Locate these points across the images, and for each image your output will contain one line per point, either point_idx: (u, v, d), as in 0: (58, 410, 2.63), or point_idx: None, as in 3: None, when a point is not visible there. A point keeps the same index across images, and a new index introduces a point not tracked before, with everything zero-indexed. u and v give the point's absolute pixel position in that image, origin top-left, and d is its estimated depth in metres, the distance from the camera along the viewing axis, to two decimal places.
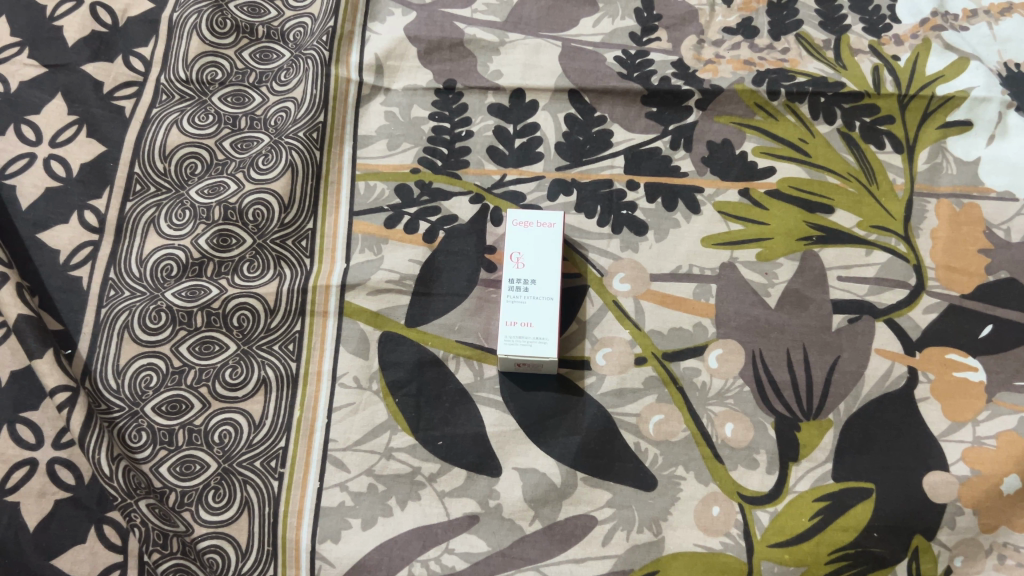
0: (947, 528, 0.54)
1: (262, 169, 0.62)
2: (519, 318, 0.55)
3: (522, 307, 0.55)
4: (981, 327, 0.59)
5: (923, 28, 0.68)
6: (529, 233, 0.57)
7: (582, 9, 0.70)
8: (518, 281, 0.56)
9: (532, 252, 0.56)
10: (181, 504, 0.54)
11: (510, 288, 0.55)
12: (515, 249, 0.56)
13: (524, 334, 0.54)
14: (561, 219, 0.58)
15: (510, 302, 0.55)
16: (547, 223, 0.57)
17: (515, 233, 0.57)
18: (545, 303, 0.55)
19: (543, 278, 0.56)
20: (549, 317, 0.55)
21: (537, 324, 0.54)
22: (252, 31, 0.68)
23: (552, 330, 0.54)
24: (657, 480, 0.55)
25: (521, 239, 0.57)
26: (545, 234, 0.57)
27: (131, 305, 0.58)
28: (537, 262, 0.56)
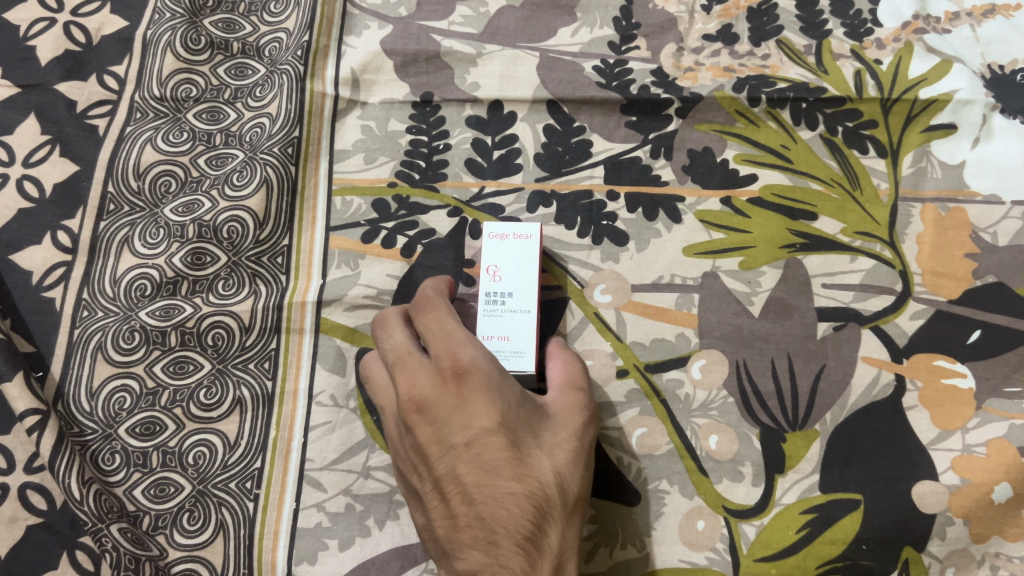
0: (938, 539, 0.52)
1: (236, 186, 0.61)
2: (495, 332, 0.53)
3: (499, 322, 0.54)
4: (969, 332, 0.58)
5: (905, 31, 0.67)
6: (505, 245, 0.56)
7: (560, 19, 0.69)
8: (495, 295, 0.54)
9: (509, 266, 0.55)
10: (155, 528, 0.52)
11: (486, 302, 0.54)
12: (491, 263, 0.56)
13: (501, 347, 0.53)
14: (538, 231, 0.57)
15: (486, 316, 0.54)
16: (524, 235, 0.57)
17: (491, 245, 0.56)
18: (521, 316, 0.53)
19: (520, 291, 0.54)
20: (526, 329, 0.53)
21: (514, 337, 0.53)
22: (226, 47, 0.67)
23: (529, 343, 0.53)
24: (640, 495, 0.54)
25: (497, 251, 0.56)
26: (522, 245, 0.56)
27: (104, 326, 0.57)
28: (515, 275, 0.55)
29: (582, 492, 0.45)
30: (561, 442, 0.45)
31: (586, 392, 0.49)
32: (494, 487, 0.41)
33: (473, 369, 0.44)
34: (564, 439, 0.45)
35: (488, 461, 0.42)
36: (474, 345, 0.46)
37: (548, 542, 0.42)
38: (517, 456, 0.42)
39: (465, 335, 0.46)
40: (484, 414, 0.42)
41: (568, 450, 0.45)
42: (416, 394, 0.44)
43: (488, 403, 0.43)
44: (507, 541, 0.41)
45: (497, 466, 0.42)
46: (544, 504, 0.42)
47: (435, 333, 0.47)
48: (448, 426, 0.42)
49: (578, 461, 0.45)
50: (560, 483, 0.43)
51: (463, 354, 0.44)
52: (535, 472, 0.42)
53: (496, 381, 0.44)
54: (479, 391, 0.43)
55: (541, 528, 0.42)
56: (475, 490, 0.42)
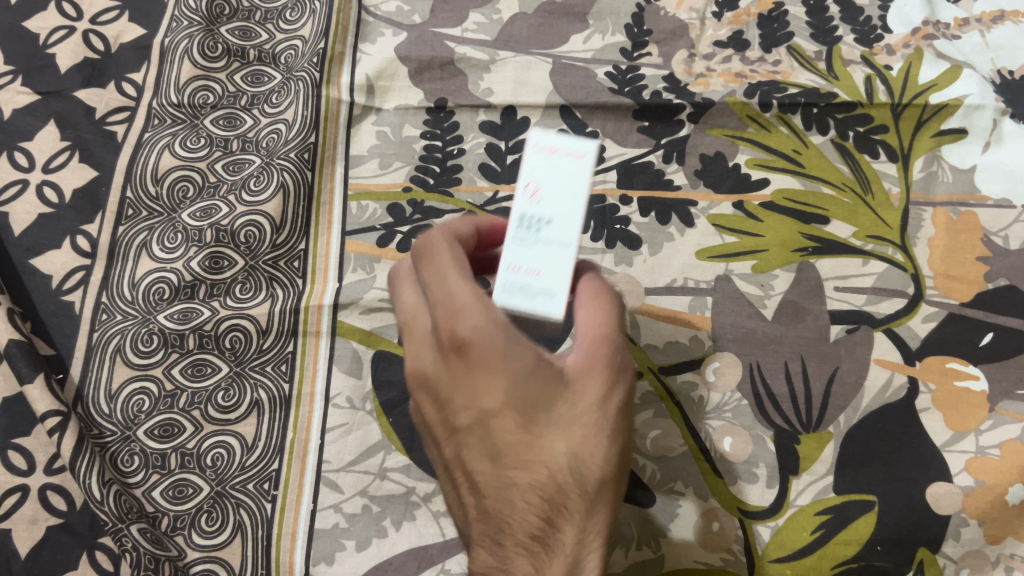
0: (953, 540, 0.52)
1: (254, 191, 0.62)
2: (524, 263, 0.38)
3: (530, 252, 0.38)
4: (982, 335, 0.58)
5: (915, 37, 0.68)
6: (552, 159, 0.39)
7: (572, 26, 0.70)
8: (529, 219, 0.39)
9: (554, 180, 0.39)
10: (173, 529, 0.53)
11: (518, 222, 0.39)
12: (532, 172, 0.39)
13: (526, 284, 0.38)
14: (597, 148, 0.39)
15: (513, 244, 0.39)
16: (578, 151, 0.39)
17: (534, 155, 0.39)
18: (559, 250, 0.38)
19: (562, 216, 0.38)
20: (564, 269, 0.38)
21: (545, 275, 0.38)
22: (243, 55, 0.68)
23: (564, 287, 0.38)
24: (656, 496, 0.55)
25: (542, 156, 0.39)
26: (573, 164, 0.39)
27: (123, 328, 0.58)
28: (560, 199, 0.39)
29: (610, 469, 0.41)
30: (579, 417, 0.40)
31: (616, 344, 0.42)
32: (500, 477, 0.40)
33: (473, 340, 0.38)
34: (586, 410, 0.40)
35: (494, 445, 0.39)
36: (476, 307, 0.38)
37: (560, 538, 0.41)
38: (525, 445, 0.39)
39: (468, 293, 0.39)
40: (490, 396, 0.39)
41: (588, 426, 0.40)
42: (419, 368, 0.41)
43: (496, 379, 0.38)
44: (515, 536, 0.41)
45: (500, 456, 0.39)
46: (554, 495, 0.40)
47: (436, 289, 0.40)
48: (451, 406, 0.40)
49: (600, 436, 0.40)
50: (574, 468, 0.40)
51: (462, 324, 0.38)
52: (546, 458, 0.39)
53: (504, 351, 0.38)
54: (483, 363, 0.38)
55: (552, 522, 0.40)
56: (481, 479, 0.41)
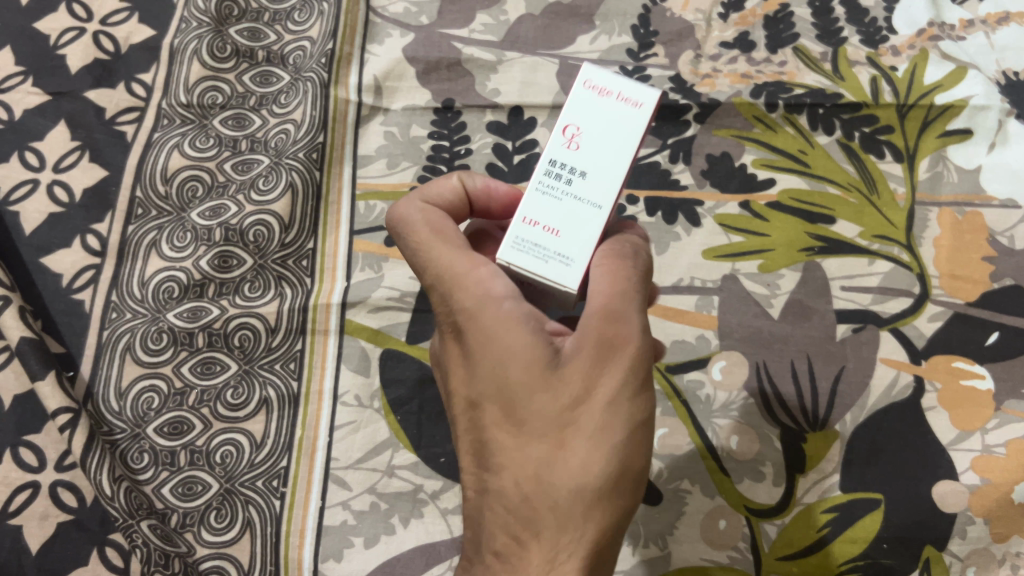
0: (959, 538, 0.52)
1: (263, 190, 0.62)
2: (544, 219, 0.39)
3: (555, 206, 0.39)
4: (987, 334, 0.58)
5: (920, 38, 0.68)
6: (603, 106, 0.39)
7: (579, 26, 0.70)
8: (561, 168, 0.39)
9: (595, 135, 0.39)
10: (183, 525, 0.53)
11: (548, 175, 0.39)
12: (573, 124, 0.39)
13: (543, 240, 0.38)
14: (656, 100, 0.39)
15: (539, 193, 0.39)
16: (636, 100, 0.39)
17: (582, 98, 0.39)
18: (586, 211, 0.39)
19: (595, 175, 0.39)
20: (586, 231, 0.39)
21: (565, 235, 0.38)
22: (252, 55, 0.69)
23: (582, 250, 0.38)
24: (663, 494, 0.55)
25: (585, 106, 0.39)
26: (625, 115, 0.39)
27: (133, 327, 0.58)
28: (600, 150, 0.39)
29: (587, 480, 0.36)
30: (556, 412, 0.37)
31: (618, 330, 0.37)
32: (484, 476, 0.39)
33: (462, 320, 0.39)
34: (565, 404, 0.37)
35: (484, 435, 0.39)
36: (464, 281, 0.39)
37: (525, 558, 0.37)
38: (502, 440, 0.38)
39: (462, 263, 0.39)
40: (479, 379, 0.39)
41: (566, 424, 0.37)
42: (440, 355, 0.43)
43: (484, 360, 0.38)
44: (487, 547, 0.39)
45: (484, 450, 0.39)
46: (523, 503, 0.37)
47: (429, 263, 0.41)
48: (457, 392, 0.41)
49: (578, 435, 0.37)
50: (545, 470, 0.37)
51: (452, 302, 0.39)
52: (519, 456, 0.37)
53: (492, 328, 0.38)
54: (475, 340, 0.38)
55: (519, 536, 0.37)
56: (475, 478, 0.40)
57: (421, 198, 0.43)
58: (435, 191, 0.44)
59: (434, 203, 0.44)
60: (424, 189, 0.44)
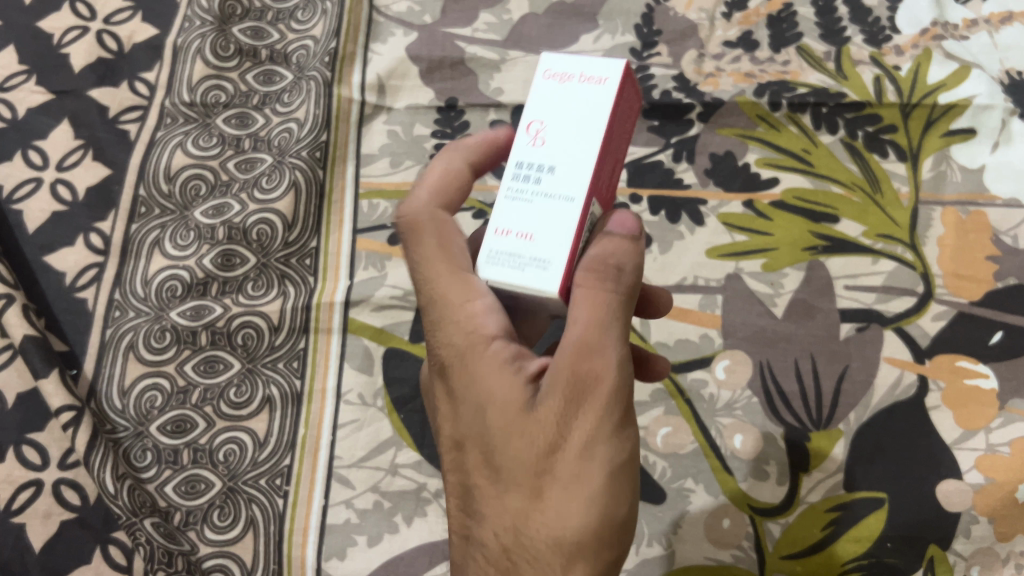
0: (963, 537, 0.52)
1: (266, 189, 0.63)
2: (514, 226, 0.33)
3: (525, 209, 0.33)
4: (992, 334, 0.57)
5: (923, 38, 0.68)
6: (565, 91, 0.34)
7: (582, 26, 0.70)
8: (528, 168, 0.33)
9: (562, 123, 0.34)
10: (186, 524, 0.53)
11: (515, 177, 0.34)
12: (536, 117, 0.34)
13: (516, 249, 0.33)
14: (622, 71, 0.34)
15: (507, 200, 0.34)
16: (599, 77, 0.34)
17: (543, 90, 0.34)
18: (559, 207, 0.33)
19: (566, 165, 0.33)
20: (561, 231, 0.33)
21: (539, 238, 0.33)
22: (255, 54, 0.69)
23: (559, 251, 0.32)
24: (666, 493, 0.55)
25: (549, 96, 0.34)
26: (590, 95, 0.34)
27: (136, 326, 0.58)
28: (568, 140, 0.33)
29: (569, 533, 0.33)
30: (536, 459, 0.34)
31: (600, 366, 0.34)
32: (466, 520, 0.37)
33: (449, 358, 0.36)
34: (544, 453, 0.34)
35: (465, 479, 0.36)
36: (455, 315, 0.35)
37: None
38: (481, 487, 0.35)
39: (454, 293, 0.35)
40: (461, 422, 0.36)
41: (545, 471, 0.34)
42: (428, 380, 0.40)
43: (467, 403, 0.35)
44: None
45: (468, 494, 0.36)
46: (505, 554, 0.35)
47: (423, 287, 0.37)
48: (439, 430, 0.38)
49: (562, 487, 0.33)
50: (527, 520, 0.34)
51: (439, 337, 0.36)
52: (498, 505, 0.35)
53: (476, 369, 0.35)
54: (461, 380, 0.35)
55: None
56: (456, 520, 0.38)
57: (431, 203, 0.38)
58: (443, 189, 0.38)
59: (441, 202, 0.38)
60: (430, 186, 0.38)
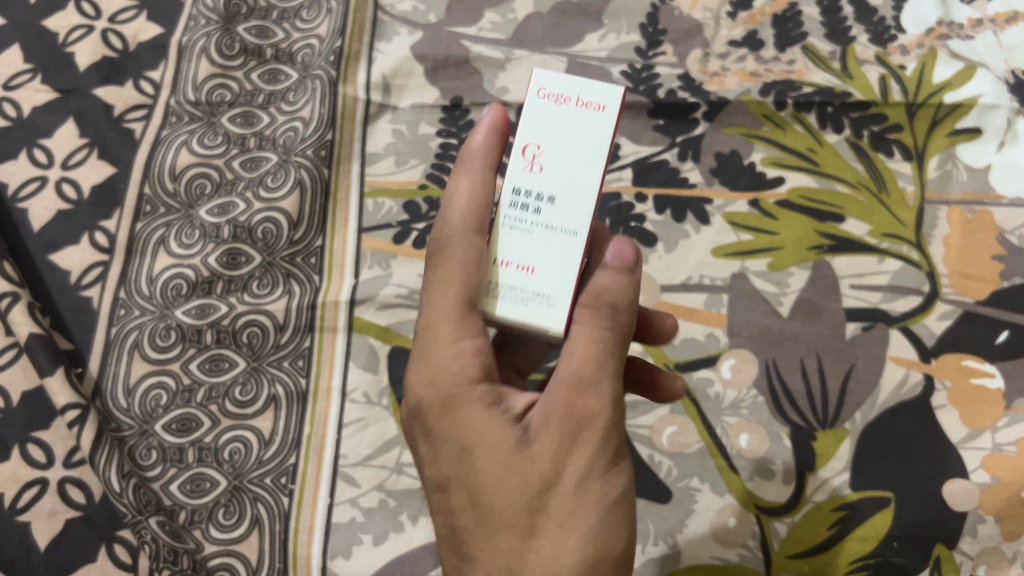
0: (969, 537, 0.52)
1: (271, 188, 0.63)
2: (515, 258, 0.35)
3: (526, 240, 0.35)
4: (997, 333, 0.57)
5: (929, 37, 0.67)
6: (562, 115, 0.35)
7: (587, 24, 0.70)
8: (527, 197, 0.34)
9: (560, 148, 0.35)
10: (191, 522, 0.53)
11: (513, 204, 0.35)
12: (532, 139, 0.35)
13: (519, 282, 0.35)
14: (620, 100, 0.35)
15: (507, 230, 0.35)
16: (597, 103, 0.35)
17: (538, 112, 0.35)
18: (562, 240, 0.34)
19: (566, 195, 0.34)
20: (565, 264, 0.34)
21: (543, 272, 0.34)
22: (260, 53, 0.69)
23: (565, 289, 0.34)
24: (672, 492, 0.55)
25: (544, 118, 0.35)
26: (589, 121, 0.35)
27: (140, 324, 0.58)
28: (567, 169, 0.35)
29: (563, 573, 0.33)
30: (529, 498, 0.33)
31: (592, 401, 0.34)
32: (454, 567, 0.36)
33: (434, 401, 0.35)
34: (534, 491, 0.33)
35: (451, 523, 0.36)
36: (445, 358, 0.35)
37: None
38: (470, 529, 0.35)
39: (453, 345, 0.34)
40: (444, 464, 0.35)
41: (538, 509, 0.33)
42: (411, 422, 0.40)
43: (452, 446, 0.35)
44: None
45: (454, 540, 0.36)
46: None
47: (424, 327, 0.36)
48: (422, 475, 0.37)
49: (554, 525, 0.33)
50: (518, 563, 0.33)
51: (426, 379, 0.35)
52: (487, 549, 0.34)
53: (460, 412, 0.34)
54: (445, 423, 0.35)
55: None
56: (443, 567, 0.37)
57: (462, 227, 0.35)
58: (474, 208, 0.35)
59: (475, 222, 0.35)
60: (462, 207, 0.35)
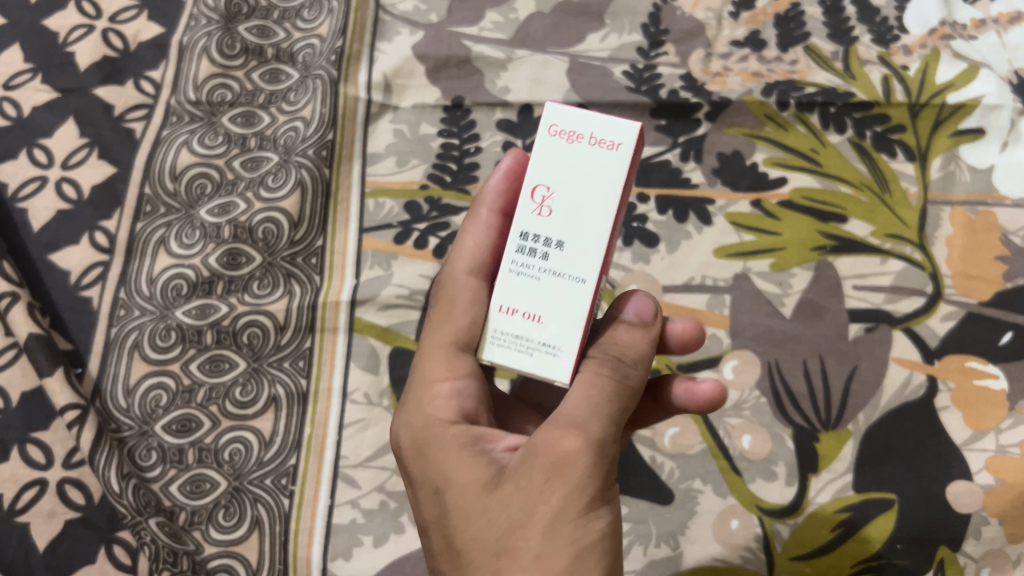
0: (973, 539, 0.52)
1: (271, 187, 0.62)
2: (523, 305, 0.37)
3: (534, 285, 0.36)
4: (1001, 334, 0.57)
5: (932, 37, 0.67)
6: (575, 155, 0.36)
7: (589, 24, 0.70)
8: (535, 242, 0.36)
9: (572, 191, 0.36)
10: (191, 523, 0.53)
11: (523, 249, 0.36)
12: (544, 181, 0.36)
13: (526, 329, 0.37)
14: (635, 136, 0.36)
15: (513, 275, 0.37)
16: (611, 141, 0.36)
17: (550, 151, 0.36)
18: (569, 288, 0.36)
19: (574, 241, 0.36)
20: (571, 312, 0.36)
21: (549, 319, 0.36)
22: (261, 53, 0.69)
23: (569, 339, 0.36)
24: (674, 494, 0.55)
25: (556, 159, 0.36)
26: (601, 160, 0.36)
27: (140, 325, 0.58)
28: (576, 212, 0.36)
29: None
30: (496, 538, 0.33)
31: (577, 440, 0.33)
32: None
33: (417, 441, 0.38)
34: (501, 527, 0.33)
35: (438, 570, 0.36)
36: (430, 391, 0.38)
37: None
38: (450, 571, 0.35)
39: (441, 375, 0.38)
40: (428, 508, 0.37)
41: (504, 552, 0.32)
42: None
43: (432, 487, 0.36)
44: None
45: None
46: None
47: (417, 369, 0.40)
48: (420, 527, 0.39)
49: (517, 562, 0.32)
50: None
51: (409, 419, 0.38)
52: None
53: (438, 451, 0.36)
54: (426, 463, 0.37)
55: None
56: None
57: (457, 267, 0.40)
58: (480, 249, 0.40)
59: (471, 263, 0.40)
60: (460, 252, 0.40)
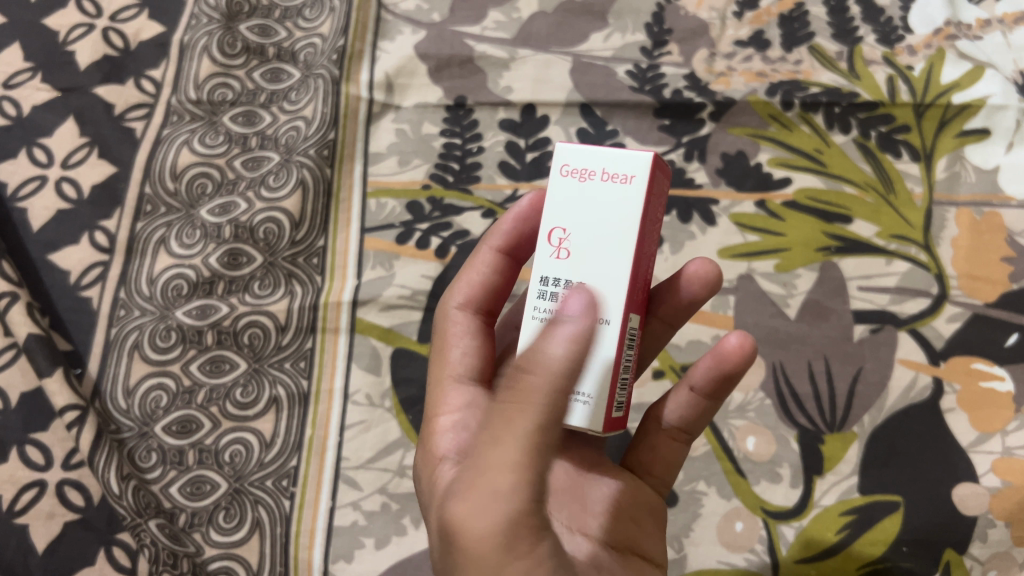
0: (979, 541, 0.51)
1: (273, 187, 0.62)
2: None
3: None
4: (1008, 335, 0.56)
5: (937, 37, 0.67)
6: (588, 192, 0.36)
7: (592, 24, 0.69)
8: (556, 285, 0.36)
9: (588, 230, 0.35)
10: (191, 525, 0.53)
11: (543, 295, 0.36)
12: (560, 223, 0.36)
13: None
14: (648, 165, 0.35)
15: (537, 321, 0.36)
16: (624, 174, 0.35)
17: (563, 192, 0.36)
18: (595, 331, 0.35)
19: (596, 280, 0.35)
20: (599, 355, 0.35)
21: None
22: (262, 52, 0.68)
23: (597, 382, 0.35)
24: (677, 496, 0.54)
25: (570, 200, 0.36)
26: (614, 194, 0.35)
27: (141, 325, 0.57)
28: (594, 251, 0.35)
29: None
30: None
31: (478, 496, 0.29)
32: None
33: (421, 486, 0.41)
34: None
35: None
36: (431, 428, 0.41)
37: None
38: None
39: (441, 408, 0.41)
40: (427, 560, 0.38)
41: None
42: None
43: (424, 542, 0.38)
44: None
45: None
46: None
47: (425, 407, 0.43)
48: None
49: None
50: None
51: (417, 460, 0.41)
52: None
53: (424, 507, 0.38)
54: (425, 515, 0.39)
55: None
56: None
57: (453, 308, 0.45)
58: (473, 287, 0.45)
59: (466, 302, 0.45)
60: (454, 292, 0.45)
